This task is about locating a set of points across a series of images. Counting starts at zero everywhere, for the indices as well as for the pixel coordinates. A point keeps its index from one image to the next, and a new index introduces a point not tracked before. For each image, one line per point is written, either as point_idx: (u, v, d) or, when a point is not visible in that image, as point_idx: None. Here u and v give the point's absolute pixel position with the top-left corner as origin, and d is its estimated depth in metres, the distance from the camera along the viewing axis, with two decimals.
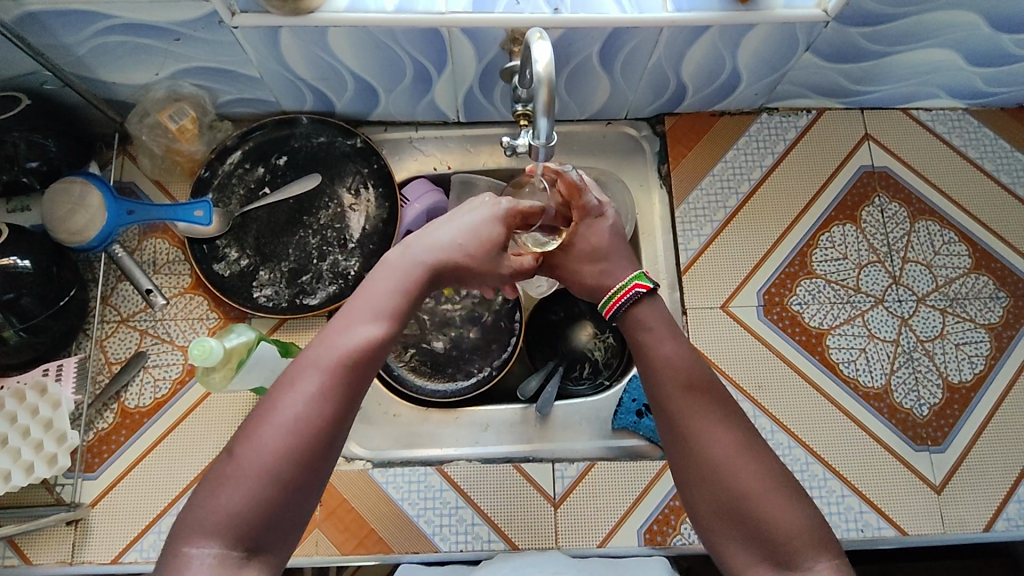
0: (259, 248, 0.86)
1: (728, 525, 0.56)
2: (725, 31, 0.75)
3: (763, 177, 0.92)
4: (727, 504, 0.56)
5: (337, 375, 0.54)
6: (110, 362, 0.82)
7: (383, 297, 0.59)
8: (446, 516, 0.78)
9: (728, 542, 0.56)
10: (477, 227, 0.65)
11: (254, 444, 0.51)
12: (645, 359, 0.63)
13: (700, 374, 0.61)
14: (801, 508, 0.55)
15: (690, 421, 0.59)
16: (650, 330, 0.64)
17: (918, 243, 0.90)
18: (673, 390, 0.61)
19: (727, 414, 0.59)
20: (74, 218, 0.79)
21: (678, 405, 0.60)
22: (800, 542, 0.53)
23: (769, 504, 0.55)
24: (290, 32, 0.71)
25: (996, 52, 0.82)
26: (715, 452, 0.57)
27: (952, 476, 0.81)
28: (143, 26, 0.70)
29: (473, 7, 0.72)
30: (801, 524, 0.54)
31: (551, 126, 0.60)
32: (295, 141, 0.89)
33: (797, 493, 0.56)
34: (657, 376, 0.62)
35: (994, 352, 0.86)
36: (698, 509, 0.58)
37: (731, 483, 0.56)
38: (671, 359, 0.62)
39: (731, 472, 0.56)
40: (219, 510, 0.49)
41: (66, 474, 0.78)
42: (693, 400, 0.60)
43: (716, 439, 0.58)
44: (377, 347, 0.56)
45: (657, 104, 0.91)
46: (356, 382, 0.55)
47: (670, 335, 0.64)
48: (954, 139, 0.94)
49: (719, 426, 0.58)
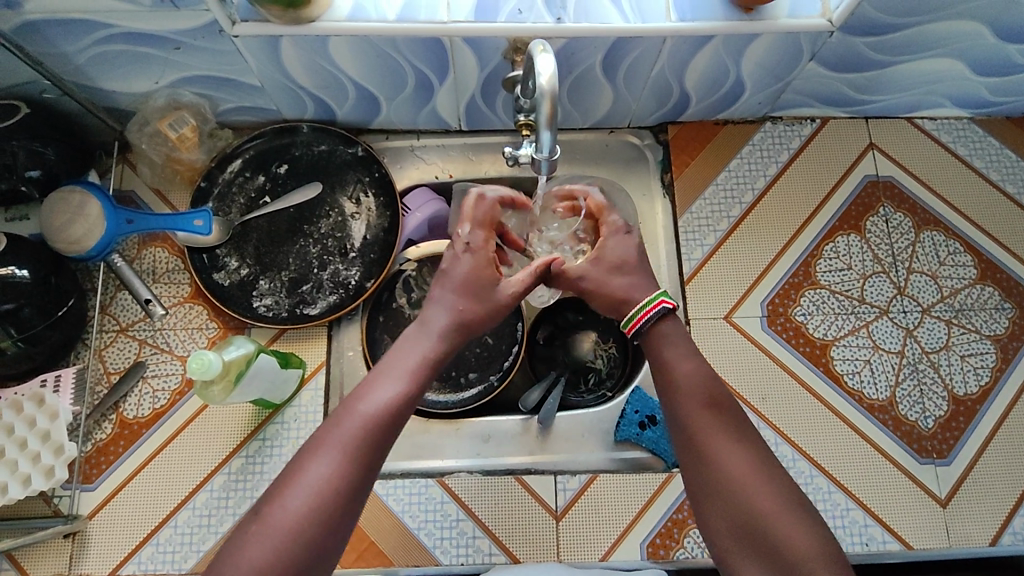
0: (259, 257, 0.86)
1: (739, 538, 0.55)
2: (728, 40, 0.74)
3: (767, 187, 0.91)
4: (738, 517, 0.56)
5: (364, 441, 0.55)
6: (108, 371, 0.81)
7: (405, 367, 0.60)
8: (446, 529, 0.77)
9: (739, 559, 0.55)
10: (472, 287, 0.65)
11: (283, 501, 0.52)
12: (662, 372, 0.64)
13: (714, 393, 0.62)
14: (813, 529, 0.54)
15: (704, 436, 0.59)
16: (669, 344, 0.65)
17: (923, 253, 0.89)
18: (689, 404, 0.61)
19: (741, 433, 0.60)
20: (72, 227, 0.79)
21: (693, 419, 0.60)
22: (810, 562, 0.52)
23: (780, 520, 0.54)
24: (291, 41, 0.71)
25: (1001, 62, 0.81)
26: (728, 467, 0.57)
27: (957, 490, 0.80)
28: (141, 34, 0.70)
29: (475, 15, 0.71)
30: (812, 545, 0.53)
31: (554, 139, 0.59)
32: (296, 149, 0.88)
33: (809, 513, 0.55)
34: (673, 391, 0.62)
35: (1000, 364, 0.85)
36: (712, 524, 0.57)
37: (743, 497, 0.56)
38: (687, 374, 0.63)
39: (744, 491, 0.56)
40: (242, 565, 0.49)
41: (64, 486, 0.77)
42: (707, 416, 0.60)
43: (730, 458, 0.58)
44: (400, 408, 0.58)
45: (660, 113, 0.91)
46: (382, 442, 0.56)
47: (690, 354, 0.64)
48: (958, 148, 0.93)
49: (730, 442, 0.59)
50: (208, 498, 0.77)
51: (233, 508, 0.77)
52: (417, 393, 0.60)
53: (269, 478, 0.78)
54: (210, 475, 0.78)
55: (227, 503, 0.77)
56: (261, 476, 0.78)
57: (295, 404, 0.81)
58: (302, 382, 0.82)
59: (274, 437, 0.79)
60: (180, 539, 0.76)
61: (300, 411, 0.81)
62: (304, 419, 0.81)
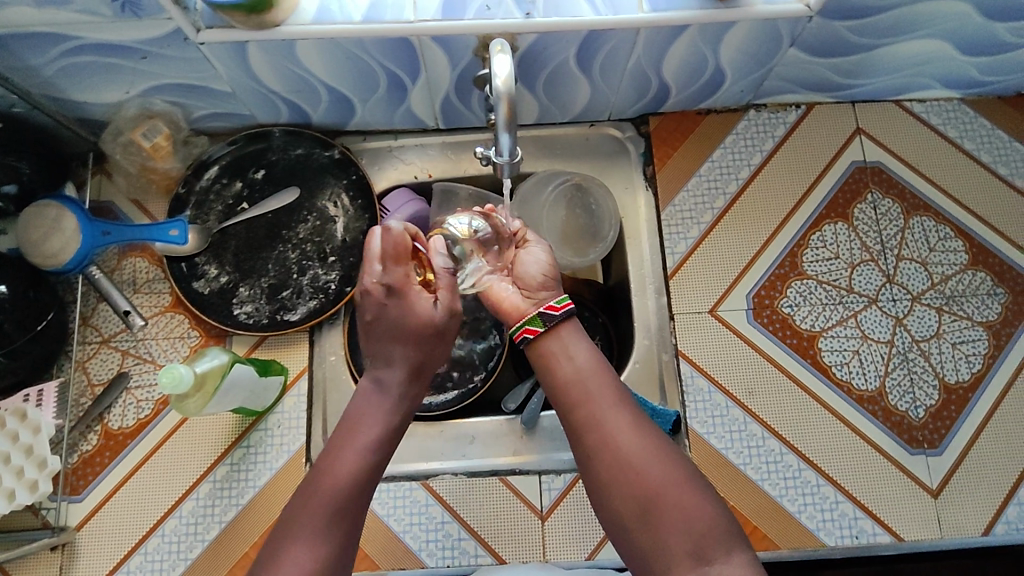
0: (238, 264, 0.85)
1: (649, 524, 0.57)
2: (704, 29, 0.72)
3: (751, 177, 0.90)
4: (647, 503, 0.58)
5: (338, 514, 0.57)
6: (92, 383, 0.81)
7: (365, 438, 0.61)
8: (432, 531, 0.77)
9: (651, 541, 0.57)
10: (440, 339, 0.65)
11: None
12: (565, 369, 0.65)
13: (613, 383, 0.65)
14: (717, 506, 0.58)
15: (607, 427, 0.61)
16: (572, 339, 0.67)
17: (912, 240, 0.87)
18: (594, 397, 0.63)
19: (642, 421, 0.62)
20: (48, 242, 0.78)
21: (599, 410, 0.62)
22: (716, 536, 0.56)
23: (689, 502, 0.57)
24: (257, 46, 0.70)
25: (990, 40, 0.79)
26: (638, 455, 0.60)
27: (949, 480, 0.79)
28: (108, 45, 0.69)
29: (442, 13, 0.70)
30: (716, 521, 0.57)
31: (513, 141, 0.59)
32: (272, 154, 0.88)
33: (713, 493, 0.59)
34: (578, 388, 0.64)
35: (993, 350, 0.83)
36: (620, 514, 0.59)
37: (651, 484, 0.58)
38: (588, 369, 0.65)
39: (650, 474, 0.59)
40: None
41: (50, 498, 0.78)
42: (611, 406, 0.63)
43: (634, 443, 0.60)
44: (367, 475, 0.60)
45: (640, 104, 0.89)
46: (358, 503, 0.58)
47: (584, 346, 0.67)
48: (949, 130, 0.91)
49: (630, 429, 0.61)
50: (194, 507, 0.78)
51: (219, 516, 0.77)
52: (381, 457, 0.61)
53: (254, 485, 0.78)
54: (195, 484, 0.78)
55: (214, 510, 0.77)
56: (247, 484, 0.78)
57: (278, 411, 0.81)
58: (284, 389, 0.82)
59: (258, 445, 0.80)
60: (167, 548, 0.76)
61: (283, 417, 0.81)
62: (288, 426, 0.81)
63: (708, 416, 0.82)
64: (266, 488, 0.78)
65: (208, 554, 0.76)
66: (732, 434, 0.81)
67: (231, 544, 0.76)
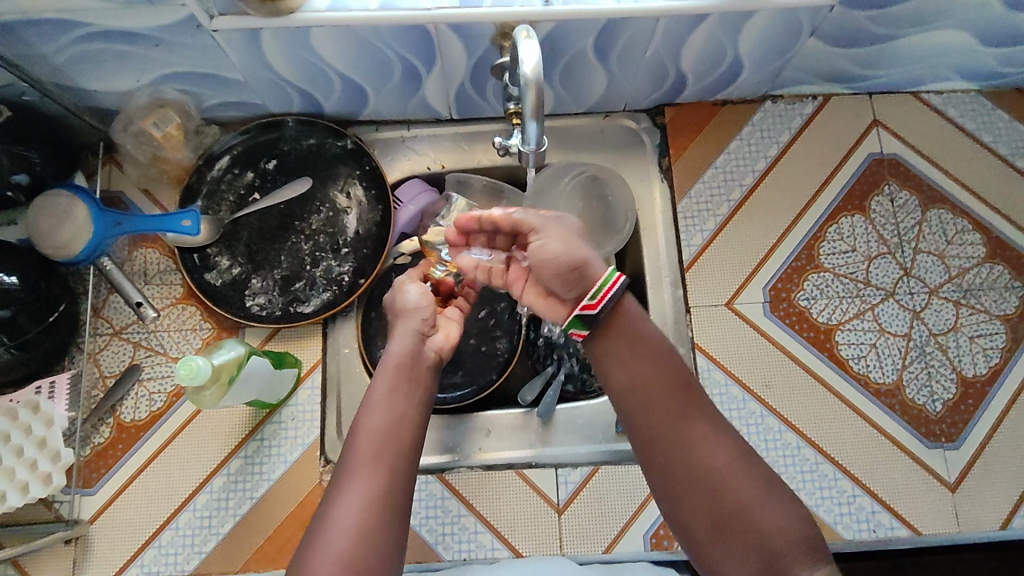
0: (250, 255, 0.84)
1: (720, 536, 0.56)
2: (724, 18, 0.72)
3: (768, 168, 0.89)
4: (722, 514, 0.56)
5: (381, 458, 0.57)
6: (104, 375, 0.81)
7: (384, 385, 0.62)
8: (448, 525, 0.77)
9: (725, 553, 0.56)
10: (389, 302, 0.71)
11: (323, 549, 0.52)
12: (628, 372, 0.63)
13: (683, 384, 0.62)
14: (792, 514, 0.55)
15: (679, 433, 0.60)
16: (633, 337, 0.64)
17: (930, 232, 0.87)
18: (662, 403, 0.61)
19: (716, 426, 0.60)
20: (59, 231, 0.76)
21: (669, 417, 0.60)
22: (793, 548, 0.54)
23: (765, 515, 0.55)
24: (272, 33, 0.69)
25: (1010, 32, 0.78)
26: (707, 463, 0.58)
27: (966, 474, 0.78)
28: (120, 32, 0.68)
29: (460, 2, 0.69)
30: (793, 533, 0.54)
31: (540, 130, 0.58)
32: (284, 144, 0.87)
33: (789, 501, 0.56)
34: (639, 395, 0.62)
35: (1010, 344, 0.83)
36: (693, 522, 0.58)
37: (725, 494, 0.57)
38: (653, 371, 0.63)
39: (724, 483, 0.57)
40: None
41: (63, 491, 0.77)
42: (681, 409, 0.61)
43: (705, 451, 0.59)
44: (399, 431, 0.59)
45: (656, 95, 0.88)
46: (398, 453, 0.58)
47: (649, 345, 0.64)
48: (967, 123, 0.90)
49: (702, 436, 0.59)
50: (208, 500, 0.77)
51: (233, 509, 0.77)
52: (411, 409, 0.61)
53: (269, 478, 0.78)
54: (209, 477, 0.78)
55: (228, 504, 0.77)
56: (261, 476, 0.78)
57: (292, 404, 0.80)
58: (298, 381, 0.81)
59: (272, 437, 0.79)
60: (181, 541, 0.76)
61: (297, 410, 0.80)
62: (302, 419, 0.80)
63: (726, 409, 0.81)
64: (281, 481, 0.78)
65: (222, 547, 0.75)
66: (750, 428, 0.80)
67: (245, 537, 0.76)
